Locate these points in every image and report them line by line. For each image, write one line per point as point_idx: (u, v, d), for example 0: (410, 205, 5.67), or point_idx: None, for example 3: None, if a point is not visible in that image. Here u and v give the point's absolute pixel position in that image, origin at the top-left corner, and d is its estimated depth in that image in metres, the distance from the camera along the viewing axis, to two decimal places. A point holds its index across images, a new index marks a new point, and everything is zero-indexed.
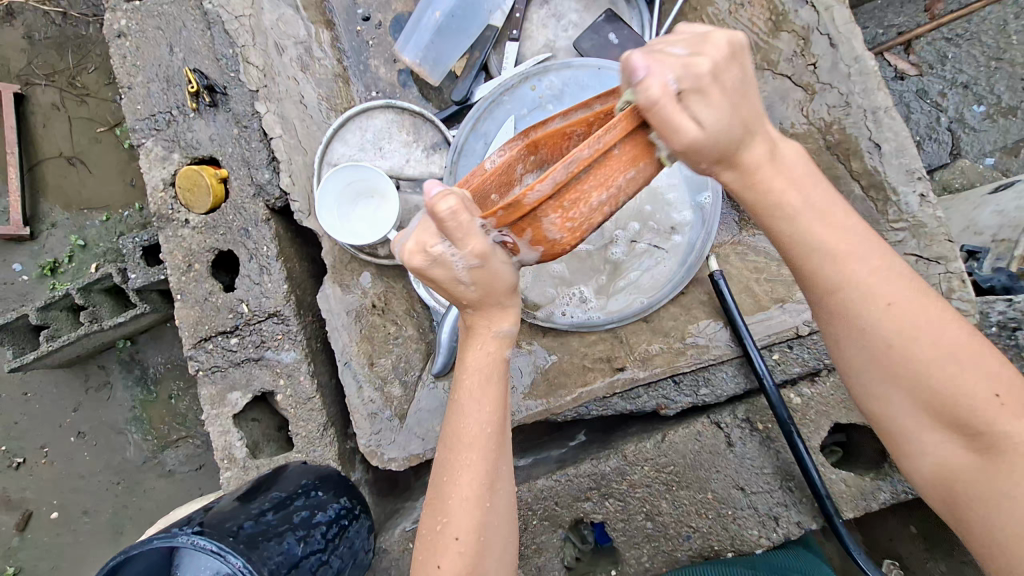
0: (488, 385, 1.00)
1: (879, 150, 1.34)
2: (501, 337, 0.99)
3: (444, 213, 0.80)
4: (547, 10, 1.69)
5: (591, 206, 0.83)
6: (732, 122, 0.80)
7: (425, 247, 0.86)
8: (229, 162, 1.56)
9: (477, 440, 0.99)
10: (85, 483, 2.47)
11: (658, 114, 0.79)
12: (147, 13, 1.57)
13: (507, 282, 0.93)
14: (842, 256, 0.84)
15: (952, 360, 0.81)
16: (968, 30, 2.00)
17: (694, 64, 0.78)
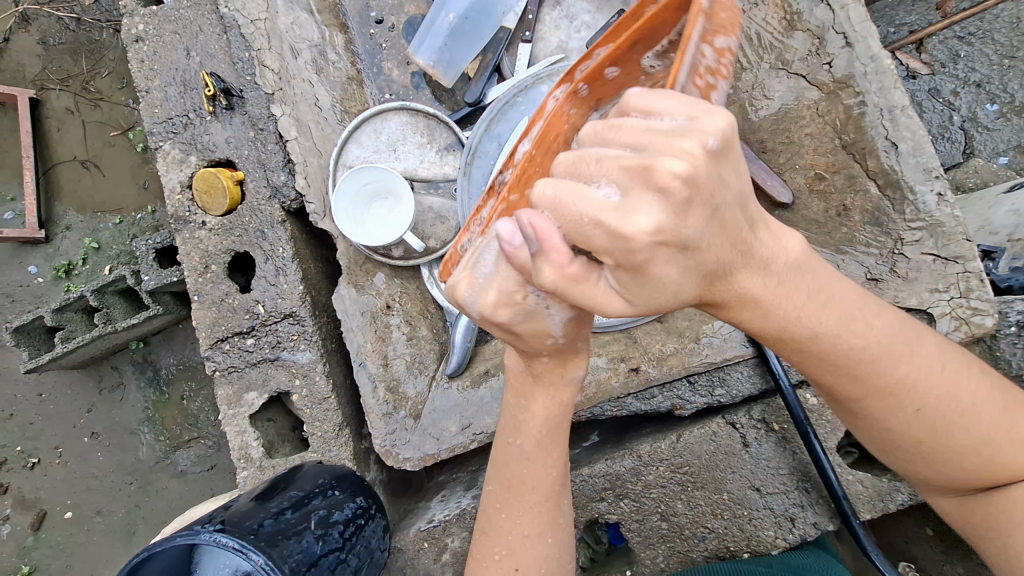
0: (555, 434, 1.02)
1: (896, 149, 1.33)
2: (574, 383, 0.98)
3: (550, 273, 0.71)
4: (559, 12, 1.70)
5: (648, 280, 0.67)
6: (698, 255, 0.67)
7: (512, 298, 0.77)
8: (245, 164, 1.57)
9: (540, 486, 1.04)
10: (99, 484, 2.50)
11: (569, 296, 0.70)
12: (165, 18, 1.59)
13: (587, 331, 0.89)
14: (871, 369, 0.81)
15: (971, 411, 0.84)
16: (981, 28, 1.98)
17: (627, 242, 0.63)
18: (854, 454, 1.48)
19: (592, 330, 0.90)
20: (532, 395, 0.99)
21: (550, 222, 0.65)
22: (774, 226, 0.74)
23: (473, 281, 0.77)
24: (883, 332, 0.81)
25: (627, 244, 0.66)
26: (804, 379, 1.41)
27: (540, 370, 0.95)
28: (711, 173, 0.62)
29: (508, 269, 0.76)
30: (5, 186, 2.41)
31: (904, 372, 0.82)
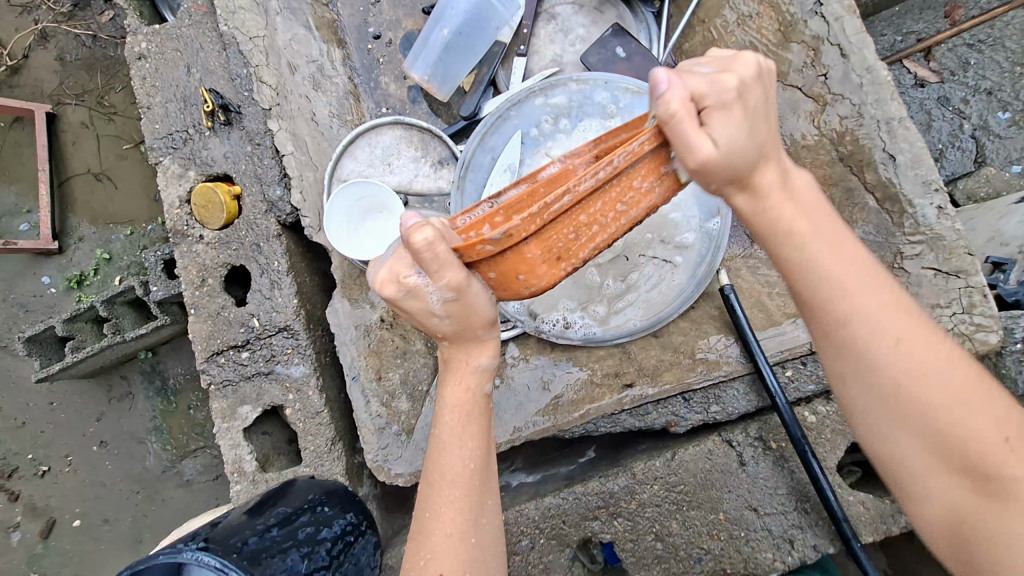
0: (468, 423, 1.00)
1: (895, 160, 1.30)
2: (480, 371, 1.00)
3: (420, 243, 0.80)
4: (554, 26, 1.70)
5: (718, 126, 0.81)
6: (749, 143, 0.84)
7: (399, 277, 0.87)
8: (242, 178, 1.59)
9: (459, 477, 0.98)
10: (107, 492, 2.52)
11: (650, 148, 0.81)
12: (166, 36, 1.62)
13: (485, 317, 0.94)
14: (849, 291, 0.88)
15: (948, 402, 0.84)
16: (991, 35, 1.95)
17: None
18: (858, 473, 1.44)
19: (488, 317, 0.94)
20: (446, 382, 1.01)
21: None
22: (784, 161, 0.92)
23: (382, 258, 0.92)
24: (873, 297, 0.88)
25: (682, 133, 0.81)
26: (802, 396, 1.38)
27: (447, 353, 1.00)
28: (736, 97, 0.82)
29: (404, 252, 0.88)
30: (22, 198, 2.46)
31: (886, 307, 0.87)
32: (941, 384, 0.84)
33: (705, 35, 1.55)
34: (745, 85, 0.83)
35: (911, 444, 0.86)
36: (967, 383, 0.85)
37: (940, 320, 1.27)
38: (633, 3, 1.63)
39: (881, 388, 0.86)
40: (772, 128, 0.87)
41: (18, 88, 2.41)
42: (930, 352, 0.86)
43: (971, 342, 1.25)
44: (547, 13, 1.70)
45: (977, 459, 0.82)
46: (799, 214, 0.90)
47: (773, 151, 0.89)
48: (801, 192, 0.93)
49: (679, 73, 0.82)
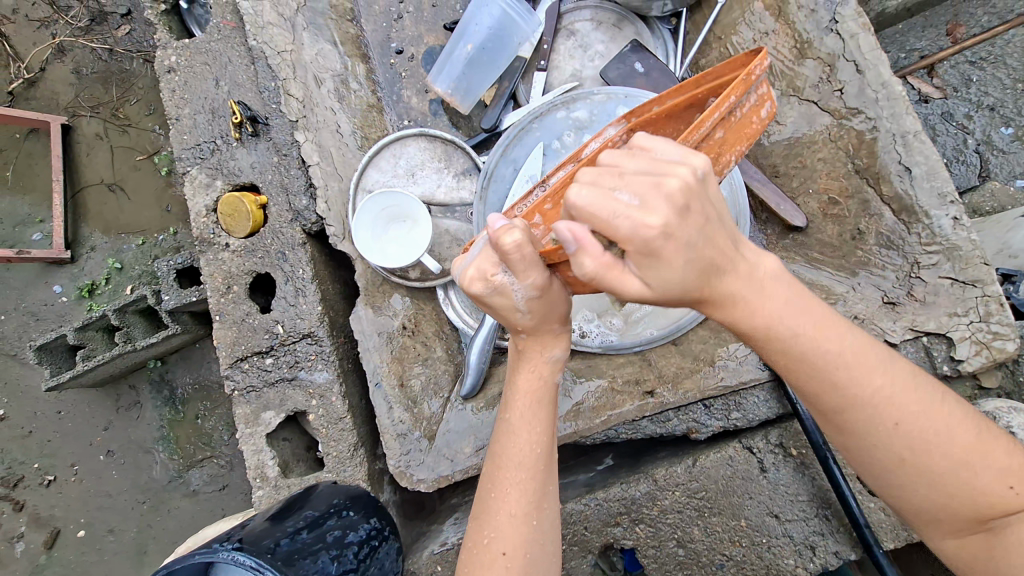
0: (537, 408, 1.05)
1: (911, 173, 1.33)
2: (553, 362, 1.06)
3: (509, 245, 0.83)
4: (573, 42, 1.75)
5: (660, 266, 0.77)
6: (685, 274, 0.79)
7: (486, 275, 0.90)
8: (268, 188, 1.62)
9: (527, 461, 1.03)
10: (112, 502, 2.52)
11: (602, 281, 0.80)
12: (195, 49, 1.65)
13: (560, 314, 0.99)
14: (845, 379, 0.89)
15: (963, 463, 0.90)
16: (993, 53, 2.00)
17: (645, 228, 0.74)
18: None
19: (564, 312, 0.99)
20: (520, 370, 1.07)
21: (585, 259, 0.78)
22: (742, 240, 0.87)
23: (467, 256, 0.94)
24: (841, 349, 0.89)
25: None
26: None
27: (523, 342, 1.05)
28: (661, 239, 0.75)
29: (490, 250, 0.91)
30: (36, 209, 2.50)
31: (869, 380, 0.90)
32: (951, 437, 0.90)
33: (722, 51, 1.61)
34: (691, 184, 0.77)
35: (925, 493, 0.92)
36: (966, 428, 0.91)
37: (957, 328, 1.30)
38: (650, 20, 1.71)
39: (889, 461, 0.92)
40: (710, 212, 0.79)
41: (33, 100, 2.47)
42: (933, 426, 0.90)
43: (989, 350, 1.28)
44: (566, 29, 1.75)
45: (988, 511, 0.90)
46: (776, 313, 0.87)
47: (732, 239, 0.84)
48: (769, 284, 0.87)
49: (619, 157, 0.82)
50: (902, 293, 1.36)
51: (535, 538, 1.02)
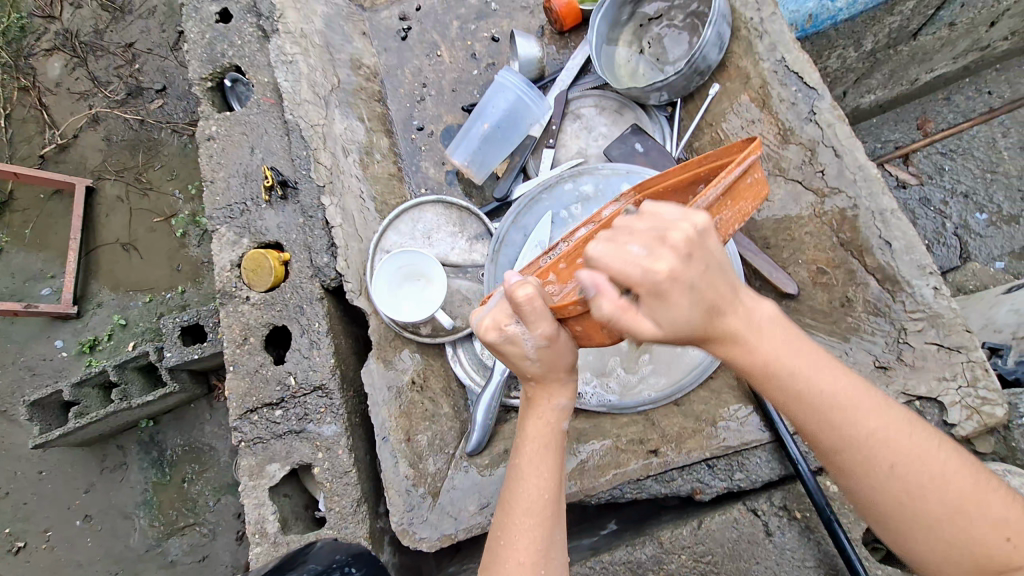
0: (545, 455, 1.08)
1: (890, 247, 1.45)
2: (560, 410, 1.10)
3: (522, 297, 0.91)
4: (579, 124, 1.94)
5: None
6: None
7: (500, 325, 0.98)
8: (291, 246, 1.72)
9: (535, 508, 1.05)
10: (81, 573, 2.42)
11: (721, 205, 0.95)
12: (234, 121, 1.81)
13: (568, 361, 1.05)
14: (842, 413, 0.95)
15: (939, 482, 0.93)
16: (961, 146, 2.20)
17: (652, 271, 0.82)
18: (882, 551, 1.40)
19: (571, 361, 1.05)
20: (528, 418, 1.10)
21: (602, 302, 0.85)
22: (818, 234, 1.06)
23: (484, 309, 1.03)
24: (835, 393, 0.95)
25: None
26: None
27: (530, 393, 1.10)
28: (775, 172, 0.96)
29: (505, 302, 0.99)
30: (48, 265, 2.59)
31: (868, 428, 0.94)
32: (933, 476, 0.93)
33: (713, 135, 1.79)
34: (784, 163, 0.97)
35: (939, 506, 0.93)
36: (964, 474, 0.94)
37: (947, 392, 1.36)
38: (648, 108, 1.88)
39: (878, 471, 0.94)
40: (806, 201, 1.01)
41: (64, 164, 2.64)
42: (927, 468, 0.93)
43: (980, 415, 1.33)
44: (573, 113, 1.94)
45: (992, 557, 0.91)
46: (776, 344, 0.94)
47: (810, 224, 1.03)
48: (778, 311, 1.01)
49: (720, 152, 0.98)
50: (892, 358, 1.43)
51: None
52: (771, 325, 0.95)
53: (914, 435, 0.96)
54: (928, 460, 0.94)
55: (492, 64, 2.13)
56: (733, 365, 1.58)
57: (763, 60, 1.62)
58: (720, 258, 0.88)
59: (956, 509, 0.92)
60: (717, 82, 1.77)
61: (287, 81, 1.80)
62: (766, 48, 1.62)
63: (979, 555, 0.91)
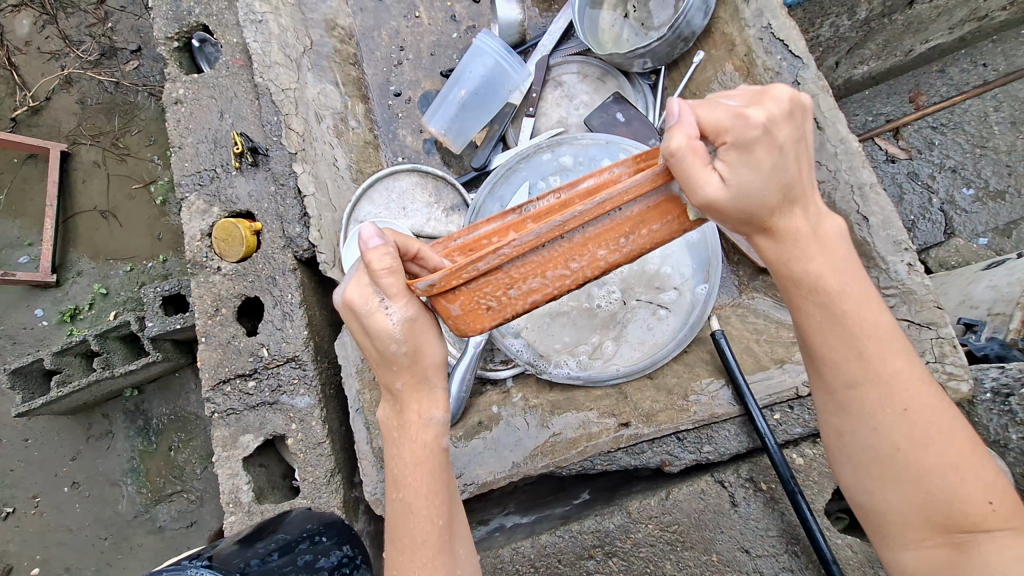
0: (428, 475, 1.01)
1: (868, 222, 1.43)
2: (434, 425, 1.02)
3: (377, 264, 0.91)
4: (560, 92, 1.89)
5: (749, 161, 0.84)
6: (767, 185, 0.85)
7: (362, 301, 0.93)
8: (263, 216, 1.67)
9: (428, 537, 1.00)
10: (73, 537, 2.45)
11: (679, 165, 0.86)
12: (202, 84, 1.73)
13: (435, 359, 0.99)
14: (864, 354, 0.92)
15: (949, 467, 0.88)
16: (952, 120, 2.17)
17: (744, 116, 0.83)
18: (846, 519, 1.47)
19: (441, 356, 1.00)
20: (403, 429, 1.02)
21: (677, 134, 0.84)
22: (817, 207, 0.93)
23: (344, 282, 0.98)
24: (876, 332, 0.92)
25: (687, 170, 0.86)
26: (789, 439, 1.43)
27: (400, 396, 1.02)
28: (759, 135, 0.83)
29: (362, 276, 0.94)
30: (25, 233, 2.53)
31: (895, 369, 0.92)
32: (942, 433, 0.90)
33: None
34: (773, 120, 0.84)
35: (900, 499, 0.91)
36: (961, 439, 0.90)
37: None
38: (631, 75, 1.83)
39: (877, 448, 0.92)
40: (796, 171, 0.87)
41: (37, 128, 2.55)
42: (933, 421, 0.90)
43: (946, 390, 1.33)
44: (554, 80, 1.88)
45: (963, 515, 0.87)
46: (827, 270, 0.92)
47: (801, 197, 0.89)
48: (833, 243, 0.93)
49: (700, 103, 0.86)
50: None
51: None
52: (839, 250, 0.93)
53: (923, 390, 0.92)
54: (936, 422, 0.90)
55: (472, 27, 2.06)
56: (707, 339, 1.58)
57: (749, 27, 1.56)
58: (802, 140, 0.88)
59: (953, 464, 0.88)
60: (702, 49, 1.72)
61: (255, 41, 1.71)
62: (752, 14, 1.55)
63: (956, 509, 0.88)
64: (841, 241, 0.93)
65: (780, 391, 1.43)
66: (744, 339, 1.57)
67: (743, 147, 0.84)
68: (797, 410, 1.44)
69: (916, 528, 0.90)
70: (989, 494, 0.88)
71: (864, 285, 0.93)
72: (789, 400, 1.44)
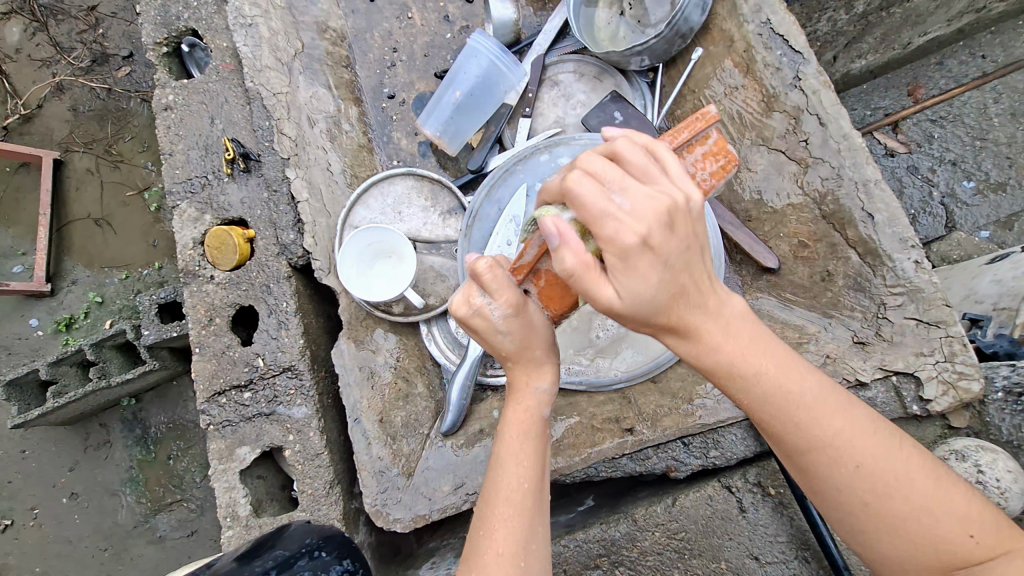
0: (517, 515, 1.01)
1: (873, 219, 1.40)
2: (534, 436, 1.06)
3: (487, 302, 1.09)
4: (557, 91, 1.86)
5: (634, 274, 0.86)
6: (657, 289, 0.87)
7: (469, 300, 1.00)
8: (256, 223, 1.64)
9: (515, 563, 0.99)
10: (72, 549, 2.42)
11: (580, 280, 0.88)
12: (193, 89, 1.70)
13: (540, 338, 1.05)
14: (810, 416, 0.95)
15: (918, 514, 0.92)
16: (951, 113, 2.14)
17: (620, 237, 0.84)
18: None
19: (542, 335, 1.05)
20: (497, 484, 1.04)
21: (567, 254, 0.86)
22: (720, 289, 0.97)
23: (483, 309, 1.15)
24: (810, 404, 0.96)
25: (589, 283, 0.87)
26: None
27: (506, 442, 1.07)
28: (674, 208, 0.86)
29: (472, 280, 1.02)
30: (18, 241, 2.50)
31: (834, 433, 0.95)
32: (909, 500, 0.92)
33: (695, 103, 1.72)
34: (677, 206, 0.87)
35: (886, 547, 0.94)
36: (926, 472, 0.94)
37: (924, 367, 1.33)
38: (628, 73, 1.81)
39: (855, 504, 0.94)
40: (691, 262, 0.90)
41: (29, 135, 2.51)
42: (898, 473, 0.93)
43: (956, 390, 1.30)
44: (550, 79, 1.85)
45: (954, 553, 0.90)
46: (737, 355, 0.95)
47: (691, 286, 0.91)
48: (737, 325, 0.96)
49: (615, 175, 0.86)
50: (871, 333, 1.41)
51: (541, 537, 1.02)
52: (744, 331, 0.96)
53: (884, 446, 0.95)
54: (890, 462, 0.93)
55: (466, 27, 2.03)
56: None
57: (748, 22, 1.53)
58: (697, 234, 0.90)
59: (925, 505, 0.92)
60: (700, 46, 1.68)
61: (246, 46, 1.69)
62: (750, 9, 1.53)
63: (944, 550, 0.90)
64: (745, 321, 0.97)
65: None
66: None
67: (624, 259, 0.85)
68: None
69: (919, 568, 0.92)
70: (969, 525, 0.91)
71: (788, 359, 0.98)
72: None
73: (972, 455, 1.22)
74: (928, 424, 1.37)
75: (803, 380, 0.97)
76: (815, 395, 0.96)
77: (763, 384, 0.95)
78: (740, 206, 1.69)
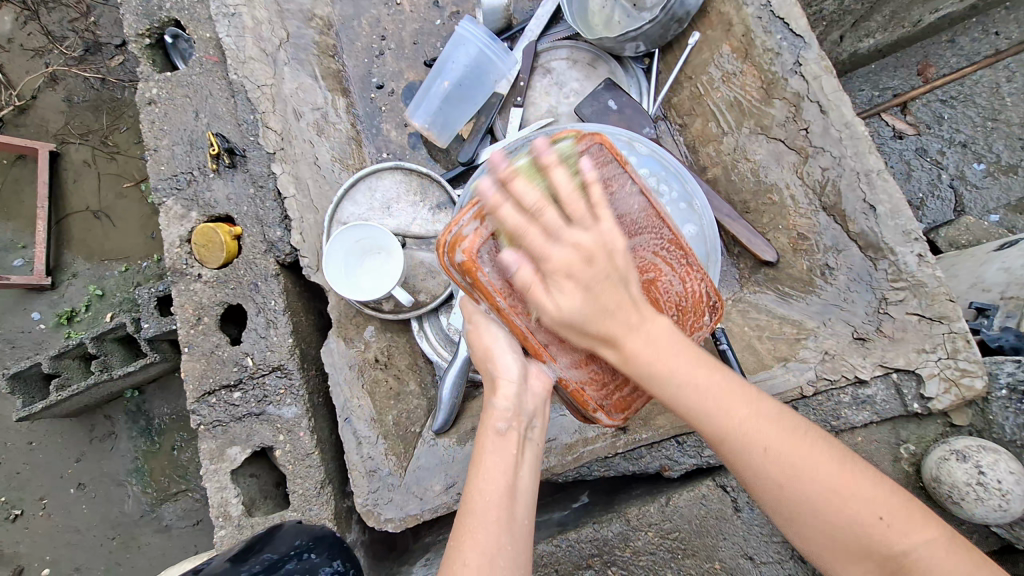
0: (489, 508, 0.95)
1: (875, 211, 1.35)
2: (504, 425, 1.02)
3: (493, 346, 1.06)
4: (549, 79, 1.80)
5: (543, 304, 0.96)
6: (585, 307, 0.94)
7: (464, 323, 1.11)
8: (243, 220, 1.62)
9: (487, 547, 0.92)
10: (81, 538, 2.44)
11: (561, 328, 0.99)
12: (177, 82, 1.66)
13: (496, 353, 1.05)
14: (718, 408, 0.98)
15: (832, 494, 0.94)
16: (962, 92, 2.06)
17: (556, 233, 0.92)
18: None
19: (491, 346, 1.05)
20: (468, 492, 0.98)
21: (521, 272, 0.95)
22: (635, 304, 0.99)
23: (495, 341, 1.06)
24: (722, 402, 0.98)
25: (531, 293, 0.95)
26: None
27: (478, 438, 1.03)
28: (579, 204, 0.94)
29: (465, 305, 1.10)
30: (17, 235, 2.48)
31: (740, 420, 0.98)
32: (819, 480, 0.95)
33: (692, 90, 1.66)
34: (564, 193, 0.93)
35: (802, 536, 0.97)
36: (836, 464, 0.96)
37: (926, 364, 1.29)
38: (623, 59, 1.75)
39: (770, 484, 0.96)
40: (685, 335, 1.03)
41: (23, 127, 2.46)
42: (812, 465, 0.95)
43: (958, 387, 1.27)
44: (542, 67, 1.80)
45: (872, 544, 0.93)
46: (660, 352, 0.99)
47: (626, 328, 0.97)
48: (660, 340, 0.99)
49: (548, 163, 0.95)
50: (872, 328, 1.37)
51: (511, 549, 0.93)
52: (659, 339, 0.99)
53: (799, 444, 0.97)
54: (801, 462, 0.96)
55: (456, 13, 1.97)
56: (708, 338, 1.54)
57: (747, 5, 1.47)
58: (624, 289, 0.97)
59: (832, 490, 0.94)
60: (697, 30, 1.62)
61: (229, 36, 1.64)
62: None
63: (861, 533, 0.93)
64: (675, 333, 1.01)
65: (786, 390, 1.38)
66: (747, 336, 1.54)
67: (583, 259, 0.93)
68: (803, 410, 1.39)
69: (831, 550, 0.95)
70: (878, 508, 0.94)
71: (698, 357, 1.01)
72: (795, 399, 1.39)
73: (974, 456, 1.19)
74: (930, 422, 1.33)
75: (717, 377, 1.00)
76: (727, 391, 0.99)
77: (681, 380, 0.98)
78: (738, 196, 1.61)
